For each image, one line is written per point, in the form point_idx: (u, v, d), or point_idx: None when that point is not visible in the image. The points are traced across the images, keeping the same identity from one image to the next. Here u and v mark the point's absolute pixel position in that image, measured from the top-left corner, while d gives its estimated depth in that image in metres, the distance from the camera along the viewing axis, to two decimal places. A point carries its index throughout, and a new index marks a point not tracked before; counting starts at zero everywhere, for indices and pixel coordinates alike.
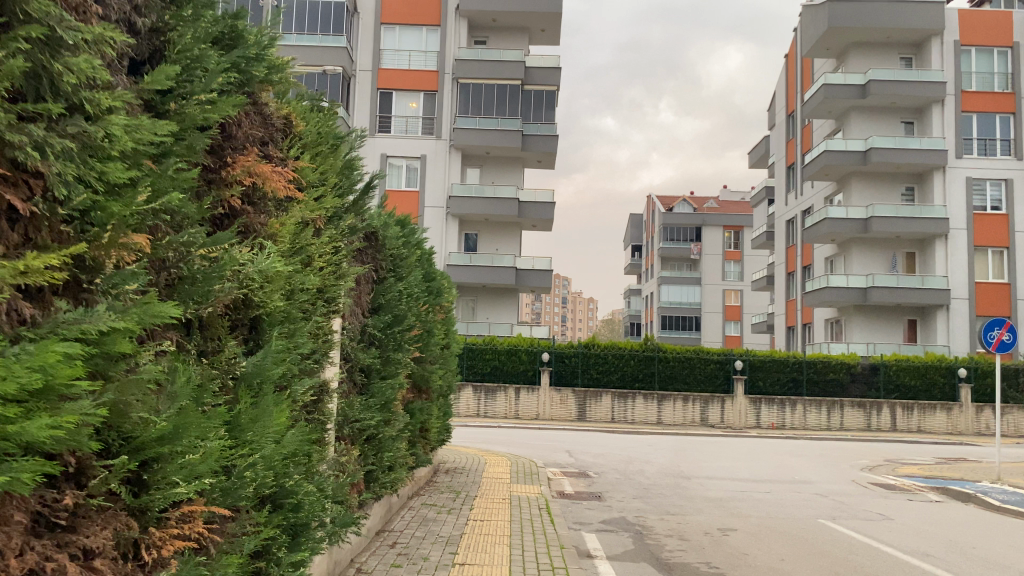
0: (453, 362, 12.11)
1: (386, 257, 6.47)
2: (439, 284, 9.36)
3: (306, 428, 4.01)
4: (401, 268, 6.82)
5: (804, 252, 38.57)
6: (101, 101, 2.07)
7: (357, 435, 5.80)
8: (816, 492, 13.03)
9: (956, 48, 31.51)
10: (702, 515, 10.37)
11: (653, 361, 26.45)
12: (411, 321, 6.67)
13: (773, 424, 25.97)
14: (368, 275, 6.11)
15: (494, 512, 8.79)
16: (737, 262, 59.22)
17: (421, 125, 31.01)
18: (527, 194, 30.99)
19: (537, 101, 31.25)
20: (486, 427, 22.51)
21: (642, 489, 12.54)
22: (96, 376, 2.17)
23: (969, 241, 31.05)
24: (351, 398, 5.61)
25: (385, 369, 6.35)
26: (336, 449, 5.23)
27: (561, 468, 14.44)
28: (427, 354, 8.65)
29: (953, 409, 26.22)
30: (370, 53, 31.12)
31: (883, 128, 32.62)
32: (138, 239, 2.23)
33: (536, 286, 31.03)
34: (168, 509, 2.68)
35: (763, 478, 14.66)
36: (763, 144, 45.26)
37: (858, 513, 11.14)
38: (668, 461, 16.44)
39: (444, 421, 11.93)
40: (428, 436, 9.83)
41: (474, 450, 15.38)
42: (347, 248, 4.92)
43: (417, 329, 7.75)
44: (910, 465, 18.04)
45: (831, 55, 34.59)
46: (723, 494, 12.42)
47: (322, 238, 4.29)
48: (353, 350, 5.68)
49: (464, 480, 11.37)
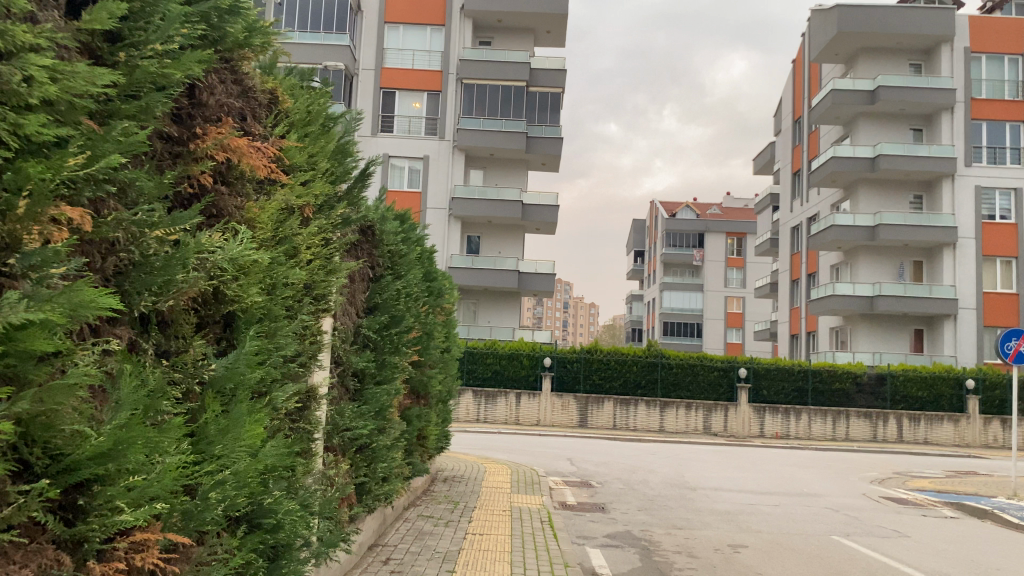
0: (454, 366, 11.70)
1: (383, 253, 6.07)
2: (440, 283, 8.95)
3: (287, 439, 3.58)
4: (400, 265, 6.41)
5: (810, 260, 38.14)
6: (16, 35, 1.67)
7: (348, 444, 5.37)
8: (826, 506, 12.57)
9: (966, 55, 31.11)
10: (710, 529, 9.92)
11: (656, 367, 26.08)
12: (409, 322, 6.26)
13: (777, 433, 25.41)
14: (364, 271, 5.69)
15: (494, 526, 8.35)
16: (741, 269, 58.81)
17: (424, 126, 30.59)
18: (531, 197, 30.55)
19: (541, 104, 30.96)
20: (485, 432, 22.08)
21: (647, 500, 12.10)
22: (12, 380, 1.77)
23: (977, 250, 30.61)
24: (342, 403, 5.19)
25: (380, 373, 5.92)
26: (325, 460, 4.82)
27: (562, 477, 14.01)
28: (427, 358, 8.23)
29: (961, 421, 25.77)
30: (374, 52, 30.75)
31: (892, 135, 32.19)
32: (67, 212, 1.82)
33: (539, 291, 30.59)
34: (114, 539, 2.25)
35: (770, 490, 14.21)
36: (769, 150, 44.87)
37: (872, 529, 10.68)
38: (672, 470, 16.01)
39: (444, 428, 11.52)
40: (427, 443, 9.40)
41: (473, 457, 14.97)
42: (338, 240, 4.50)
43: (415, 330, 7.34)
44: (920, 478, 17.57)
45: (840, 61, 34.21)
46: (730, 507, 11.97)
47: (309, 228, 3.87)
48: (344, 354, 5.26)
49: (463, 489, 10.94)
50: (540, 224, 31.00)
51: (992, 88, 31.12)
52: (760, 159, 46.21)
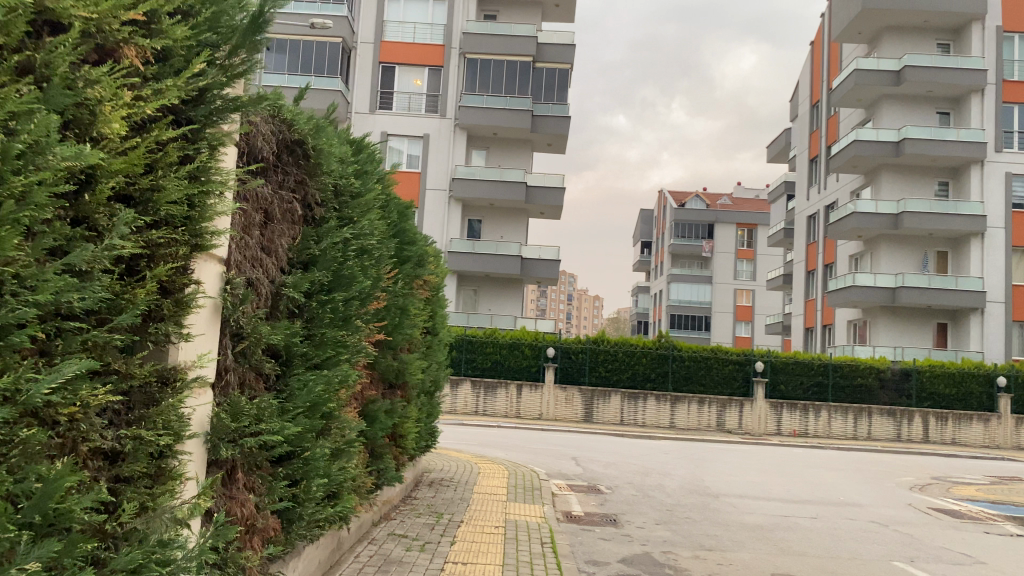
0: (442, 351, 9.95)
1: (326, 184, 4.30)
2: (419, 248, 7.24)
3: (20, 461, 1.89)
4: (352, 206, 4.62)
5: (826, 249, 36.36)
6: None
7: (259, 454, 3.65)
8: (872, 521, 10.79)
9: (998, 34, 29.12)
10: (744, 552, 8.18)
11: (667, 360, 24.26)
12: (364, 284, 4.53)
13: (795, 431, 23.68)
14: (287, 210, 3.96)
15: (482, 552, 6.59)
16: (750, 261, 56.88)
17: (424, 102, 28.78)
18: (536, 178, 28.81)
19: (548, 82, 29.21)
20: (481, 426, 20.43)
21: (666, 511, 10.39)
22: None
23: (1007, 240, 28.70)
24: (241, 395, 3.46)
25: (315, 354, 4.18)
26: (203, 483, 3.08)
27: (567, 480, 12.34)
28: (398, 338, 6.44)
29: (991, 421, 23.94)
30: (372, 24, 28.90)
31: (918, 118, 30.35)
32: None
33: (543, 278, 28.85)
34: None
35: (801, 498, 12.43)
36: (784, 136, 43.10)
37: (939, 554, 8.86)
38: (689, 473, 14.29)
39: (429, 425, 9.85)
40: (403, 446, 7.70)
41: (465, 456, 13.29)
42: (202, 131, 2.75)
43: (379, 298, 5.59)
44: (963, 485, 15.86)
45: (863, 41, 32.38)
46: (761, 521, 10.20)
47: (117, 72, 2.16)
48: (249, 325, 3.52)
49: (449, 497, 9.20)
50: (545, 207, 29.26)
51: None
52: (775, 146, 44.45)
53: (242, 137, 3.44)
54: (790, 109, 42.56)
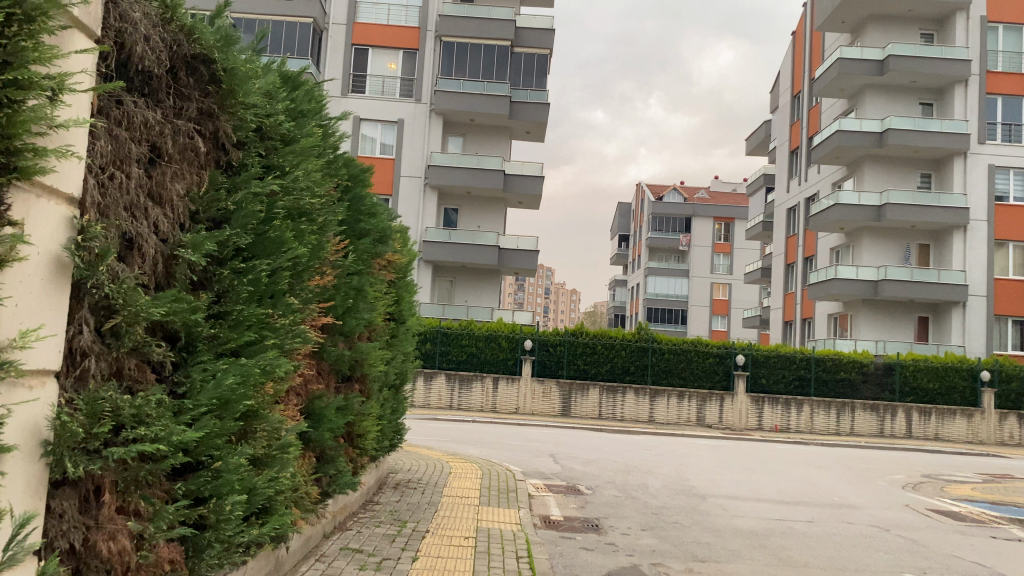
0: (410, 343, 9.01)
1: (243, 114, 3.37)
2: (379, 223, 6.34)
3: None
4: (283, 152, 3.71)
5: (807, 242, 35.78)
6: None
7: (140, 467, 2.72)
8: (873, 525, 10.00)
9: (983, 24, 28.48)
10: (742, 564, 7.33)
11: (646, 353, 23.45)
12: (295, 249, 3.61)
13: (776, 426, 22.97)
14: (185, 148, 3.03)
15: (447, 570, 5.65)
16: (728, 254, 56.31)
17: (398, 86, 27.78)
18: (513, 167, 27.92)
19: (527, 67, 28.11)
20: (454, 421, 19.54)
21: (652, 515, 9.56)
22: None
23: (989, 233, 28.12)
24: (108, 386, 2.53)
25: (229, 338, 3.26)
26: (28, 512, 2.15)
27: (545, 480, 11.49)
28: (351, 325, 5.53)
29: (975, 416, 23.38)
30: (345, 5, 27.79)
31: (901, 109, 29.72)
32: None
33: (521, 269, 27.95)
34: None
35: (793, 500, 11.64)
36: (764, 128, 42.47)
37: (952, 564, 8.04)
38: (674, 472, 13.49)
39: (394, 423, 8.93)
40: (361, 446, 6.79)
41: (437, 454, 12.40)
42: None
43: (324, 272, 4.69)
44: (957, 484, 15.13)
45: (847, 29, 31.69)
46: (755, 525, 9.40)
47: None
48: (121, 293, 2.56)
49: (415, 502, 8.27)
50: (524, 196, 28.37)
51: (1010, 60, 28.50)
52: (754, 138, 43.80)
53: (101, 33, 2.49)
54: (771, 100, 41.91)
